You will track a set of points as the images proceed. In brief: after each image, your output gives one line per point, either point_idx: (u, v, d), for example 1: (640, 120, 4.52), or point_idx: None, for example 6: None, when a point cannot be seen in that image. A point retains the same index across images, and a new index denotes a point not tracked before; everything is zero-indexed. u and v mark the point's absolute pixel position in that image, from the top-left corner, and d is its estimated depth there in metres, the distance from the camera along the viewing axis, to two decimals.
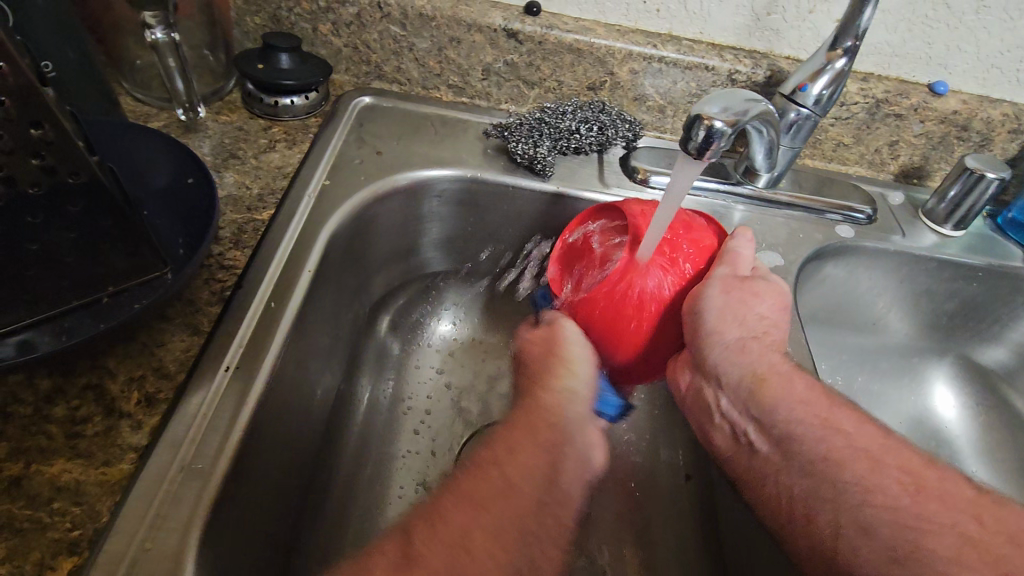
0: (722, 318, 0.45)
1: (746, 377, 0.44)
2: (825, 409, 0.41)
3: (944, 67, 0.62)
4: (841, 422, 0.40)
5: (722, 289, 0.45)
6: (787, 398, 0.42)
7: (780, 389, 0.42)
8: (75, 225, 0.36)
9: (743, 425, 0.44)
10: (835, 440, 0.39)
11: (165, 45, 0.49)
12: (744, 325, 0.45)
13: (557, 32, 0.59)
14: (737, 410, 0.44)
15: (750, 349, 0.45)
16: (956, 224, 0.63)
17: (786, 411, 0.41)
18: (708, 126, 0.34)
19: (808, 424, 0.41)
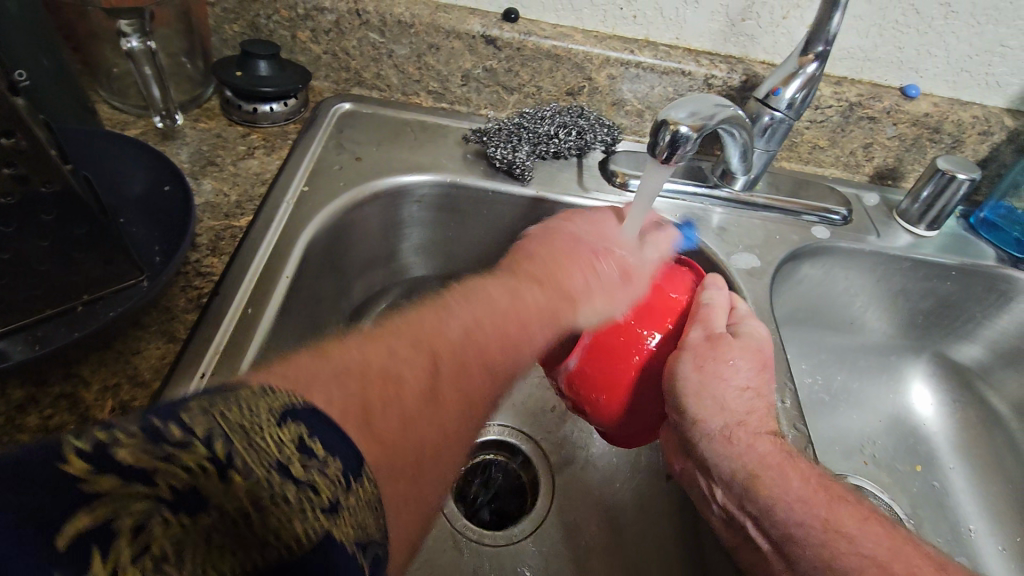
0: (703, 405, 0.42)
1: (738, 472, 0.40)
2: (824, 505, 0.38)
3: (915, 71, 0.63)
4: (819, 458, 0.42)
5: (694, 366, 0.43)
6: (785, 496, 0.39)
7: (777, 488, 0.39)
8: (48, 233, 0.36)
9: (742, 520, 0.40)
10: None
11: (140, 53, 0.49)
12: (724, 407, 0.42)
13: (535, 38, 0.60)
14: (734, 504, 0.41)
15: (736, 437, 0.41)
16: (929, 224, 0.65)
17: (784, 512, 0.38)
18: (674, 131, 0.34)
19: (809, 526, 0.37)
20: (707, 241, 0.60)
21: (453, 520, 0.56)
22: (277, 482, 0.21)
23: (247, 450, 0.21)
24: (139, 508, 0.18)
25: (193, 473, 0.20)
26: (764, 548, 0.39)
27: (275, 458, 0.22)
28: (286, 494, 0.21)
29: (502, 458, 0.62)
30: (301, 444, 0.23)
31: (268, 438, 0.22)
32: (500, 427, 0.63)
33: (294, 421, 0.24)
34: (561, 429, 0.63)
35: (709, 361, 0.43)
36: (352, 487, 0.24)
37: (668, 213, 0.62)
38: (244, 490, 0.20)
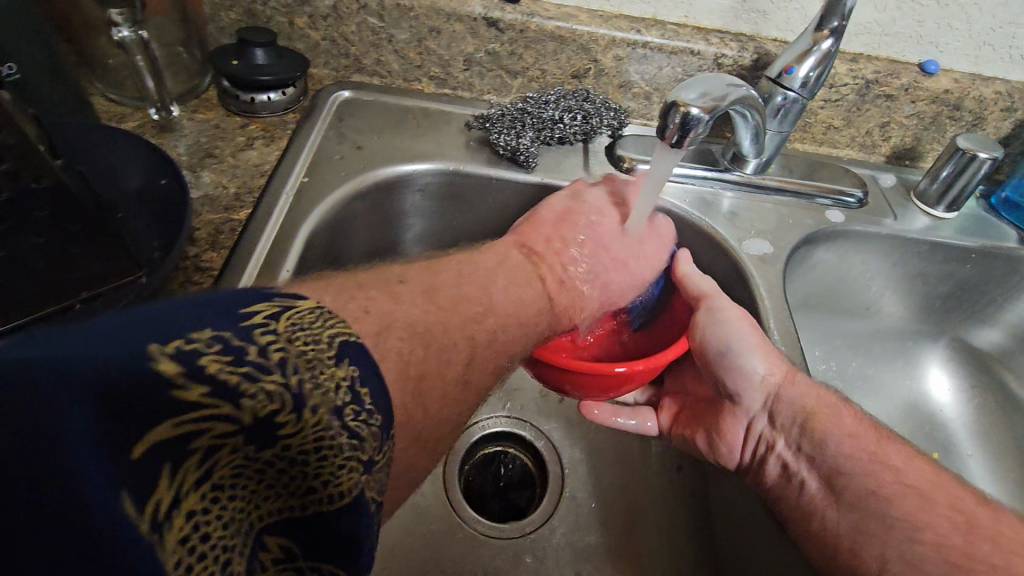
0: (767, 360, 0.46)
1: (799, 414, 0.45)
2: (873, 441, 0.42)
3: (935, 45, 0.60)
4: (889, 456, 0.41)
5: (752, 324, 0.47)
6: (836, 432, 0.43)
7: (830, 424, 0.44)
8: (44, 232, 0.36)
9: (797, 465, 0.44)
10: (858, 443, 0.42)
11: (133, 43, 0.48)
12: (780, 361, 0.46)
13: (539, 19, 0.58)
14: (792, 450, 0.45)
15: (800, 382, 0.46)
16: (948, 205, 0.62)
17: (835, 444, 0.43)
18: (684, 113, 0.33)
19: (858, 459, 0.41)
20: (717, 226, 0.59)
21: (467, 522, 0.55)
22: (335, 429, 0.21)
23: (317, 392, 0.21)
24: (221, 429, 0.18)
25: (277, 402, 0.20)
26: (811, 489, 0.43)
27: (333, 402, 0.22)
28: (343, 447, 0.21)
29: (505, 448, 0.62)
30: (354, 389, 0.23)
31: (328, 380, 0.22)
32: (501, 417, 0.62)
33: (349, 362, 0.23)
34: (571, 420, 0.62)
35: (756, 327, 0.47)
36: (387, 450, 0.24)
37: (678, 198, 0.60)
38: (307, 429, 0.21)
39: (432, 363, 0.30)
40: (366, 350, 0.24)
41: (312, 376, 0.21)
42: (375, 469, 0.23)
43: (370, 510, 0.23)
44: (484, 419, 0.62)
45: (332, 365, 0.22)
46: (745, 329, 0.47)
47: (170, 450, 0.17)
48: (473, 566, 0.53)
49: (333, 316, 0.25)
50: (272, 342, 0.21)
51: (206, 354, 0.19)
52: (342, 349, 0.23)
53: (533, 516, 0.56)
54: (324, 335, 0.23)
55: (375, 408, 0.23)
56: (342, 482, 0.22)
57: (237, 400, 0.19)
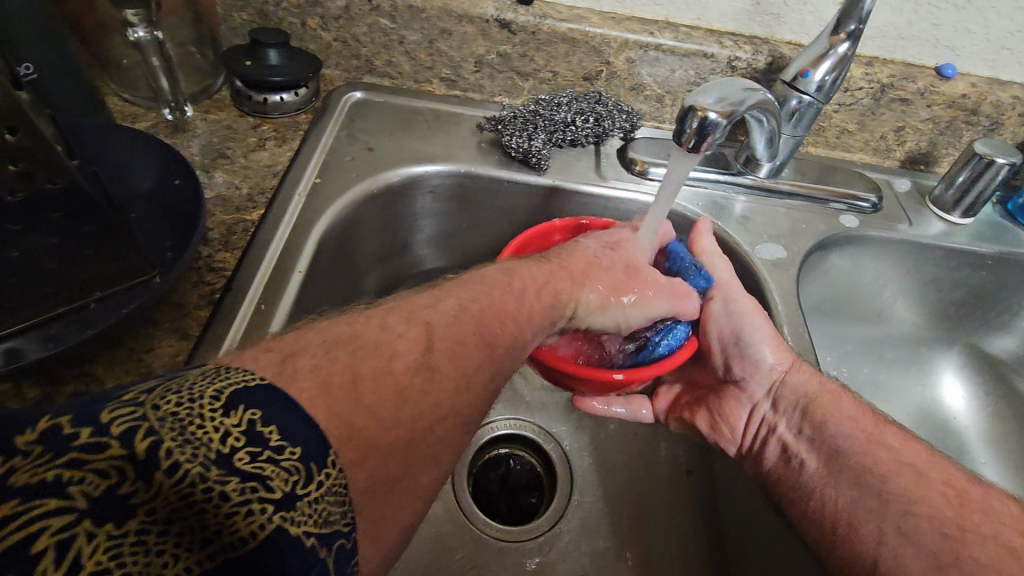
0: (772, 344, 0.47)
1: (801, 399, 0.46)
2: (873, 427, 0.43)
3: (952, 49, 0.60)
4: (887, 438, 0.42)
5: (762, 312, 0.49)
6: (837, 415, 0.44)
7: (831, 409, 0.45)
8: (56, 231, 0.36)
9: (798, 447, 0.45)
10: (856, 424, 0.43)
11: (148, 44, 0.48)
12: (789, 351, 0.48)
13: (551, 21, 0.58)
14: (793, 432, 0.45)
15: (802, 367, 0.47)
16: (964, 211, 0.62)
17: (835, 425, 0.44)
18: (702, 117, 0.33)
19: (855, 439, 0.42)
20: (730, 230, 0.58)
21: (475, 525, 0.55)
22: (215, 478, 0.20)
23: (177, 451, 0.20)
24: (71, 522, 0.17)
25: (117, 475, 0.18)
26: (812, 469, 0.43)
27: (215, 454, 0.20)
28: (229, 493, 0.20)
29: (514, 450, 0.62)
30: (249, 432, 0.22)
31: (210, 433, 0.21)
32: (510, 420, 0.62)
33: (243, 406, 0.22)
34: (580, 424, 0.62)
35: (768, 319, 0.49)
36: (315, 480, 0.22)
37: (690, 202, 0.60)
38: (167, 493, 0.19)
39: (359, 368, 0.28)
40: (264, 390, 0.24)
41: (177, 439, 0.20)
42: (296, 503, 0.21)
43: (303, 544, 0.21)
44: (493, 422, 0.62)
45: (214, 415, 0.22)
46: (759, 320, 0.48)
47: (11, 557, 0.16)
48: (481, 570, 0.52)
49: (230, 370, 0.24)
50: (124, 416, 0.20)
51: (21, 465, 0.17)
52: (232, 399, 0.22)
53: (540, 520, 0.56)
54: (206, 391, 0.22)
55: (282, 441, 0.22)
56: (241, 526, 0.19)
57: (65, 489, 0.17)
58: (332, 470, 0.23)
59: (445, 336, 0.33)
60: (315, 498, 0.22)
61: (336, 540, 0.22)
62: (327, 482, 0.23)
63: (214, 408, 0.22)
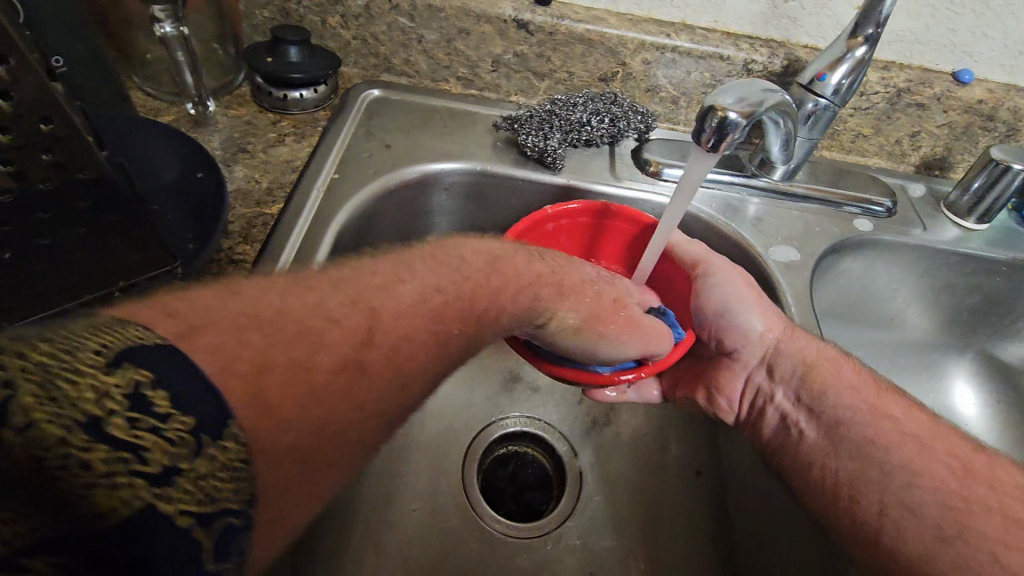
0: (760, 314, 0.48)
1: (798, 367, 0.46)
2: (874, 396, 0.44)
3: (969, 55, 0.60)
4: (891, 409, 0.42)
5: (747, 283, 0.49)
6: (836, 383, 0.45)
7: (830, 377, 0.45)
8: (84, 221, 0.36)
9: (797, 415, 0.46)
10: (858, 396, 0.44)
11: (174, 39, 0.49)
12: (777, 319, 0.48)
13: (568, 22, 0.58)
14: (791, 401, 0.46)
15: (796, 335, 0.47)
16: (980, 217, 0.61)
17: (835, 396, 0.44)
18: (722, 117, 0.33)
19: (857, 410, 0.43)
20: (744, 232, 0.58)
21: (486, 521, 0.55)
22: (83, 443, 0.19)
23: (38, 409, 0.19)
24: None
25: None
26: (811, 439, 0.44)
27: (85, 417, 0.19)
28: (92, 462, 0.19)
29: (523, 448, 0.62)
30: (134, 394, 0.21)
31: (85, 391, 0.20)
32: (521, 417, 0.63)
33: (131, 366, 0.21)
34: (590, 422, 0.62)
35: (753, 288, 0.49)
36: (208, 453, 0.21)
37: (704, 203, 0.60)
38: (20, 453, 0.18)
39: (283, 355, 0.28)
40: (163, 349, 0.23)
41: (46, 403, 0.19)
42: (177, 479, 0.20)
43: (177, 527, 0.20)
44: (504, 419, 0.62)
45: (99, 375, 0.21)
46: (746, 289, 0.49)
47: None
48: (491, 566, 0.52)
49: (129, 327, 0.23)
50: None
51: None
52: (119, 355, 0.21)
53: (549, 518, 0.56)
54: (92, 343, 0.21)
55: (171, 409, 0.21)
56: (106, 501, 0.18)
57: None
58: (230, 442, 0.22)
59: (387, 327, 0.34)
60: (205, 473, 0.21)
61: (228, 522, 0.21)
62: (222, 459, 0.22)
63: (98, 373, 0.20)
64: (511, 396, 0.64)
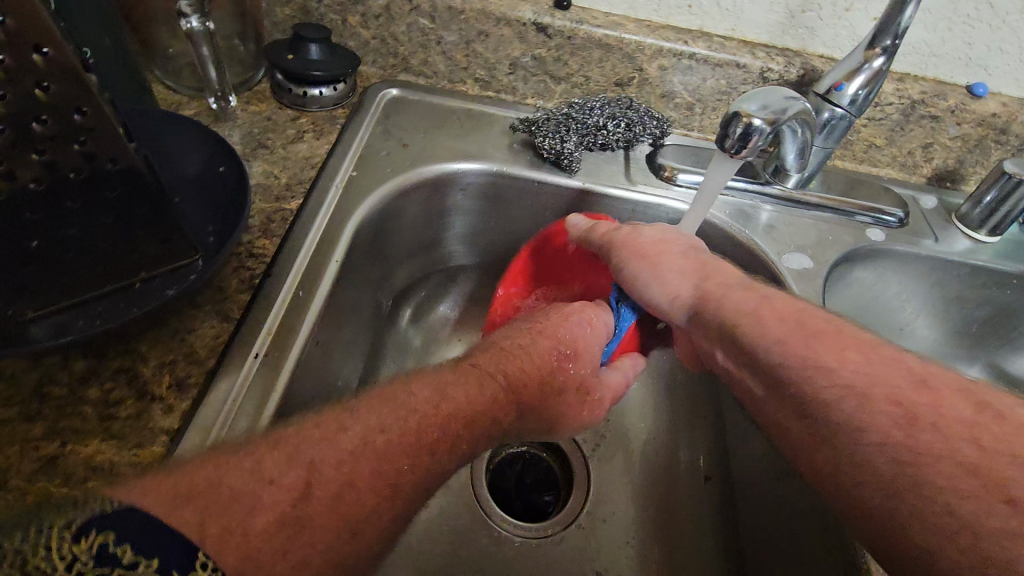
0: (667, 281, 0.47)
1: (721, 320, 0.43)
2: (800, 343, 0.39)
3: (984, 68, 0.60)
4: (825, 356, 0.37)
5: (642, 258, 0.48)
6: (761, 338, 0.40)
7: (748, 328, 0.41)
8: (112, 211, 0.37)
9: (739, 375, 0.42)
10: (786, 346, 0.39)
11: (200, 34, 0.49)
12: (684, 277, 0.47)
13: (587, 27, 0.59)
14: (730, 360, 0.43)
15: (706, 289, 0.45)
16: (991, 229, 0.62)
17: (765, 348, 0.40)
18: (747, 123, 0.33)
19: (793, 360, 0.38)
20: (756, 239, 0.59)
21: (493, 522, 0.55)
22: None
23: None
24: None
25: None
26: (761, 401, 0.40)
27: None
28: None
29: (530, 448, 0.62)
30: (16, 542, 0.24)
31: None
32: None
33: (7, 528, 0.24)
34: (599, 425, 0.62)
35: (647, 258, 0.48)
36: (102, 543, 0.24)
37: (718, 209, 0.60)
38: None
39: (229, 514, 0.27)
40: (124, 512, 0.25)
41: None
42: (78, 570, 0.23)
43: None
44: None
45: None
46: (640, 269, 0.48)
47: None
48: (498, 565, 0.53)
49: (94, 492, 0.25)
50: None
51: None
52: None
53: (557, 519, 0.56)
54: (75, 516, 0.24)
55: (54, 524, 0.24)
56: None
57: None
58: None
59: (330, 470, 0.30)
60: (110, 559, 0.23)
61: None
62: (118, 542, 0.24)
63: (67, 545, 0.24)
64: None
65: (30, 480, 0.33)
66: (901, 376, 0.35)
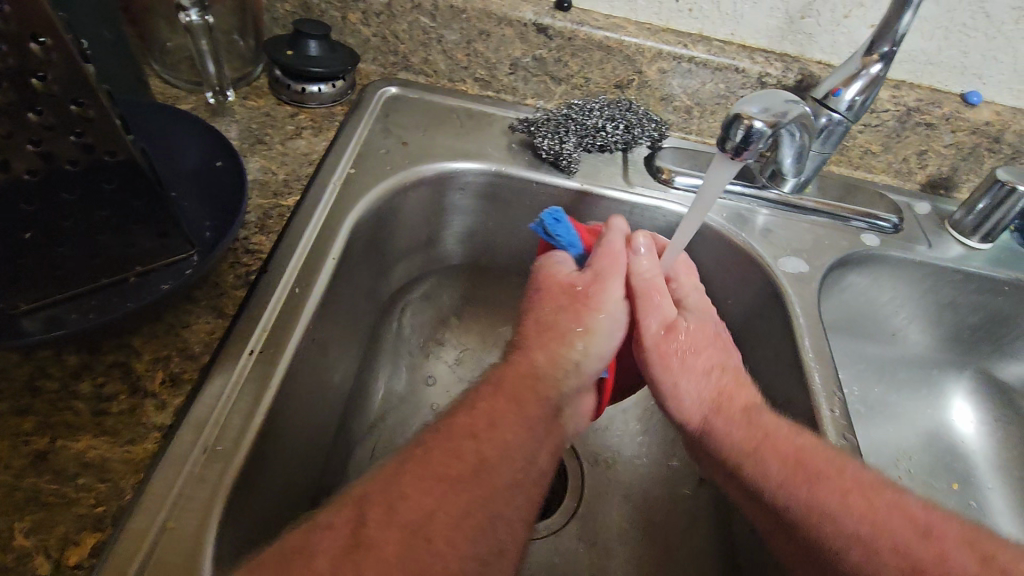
0: (682, 388, 0.45)
1: (730, 457, 0.42)
2: (802, 487, 0.38)
3: (979, 77, 0.61)
4: (827, 503, 0.37)
5: (659, 359, 0.45)
6: (765, 482, 0.40)
7: (754, 470, 0.41)
8: (109, 203, 0.36)
9: (746, 508, 0.42)
10: (791, 491, 0.39)
11: (199, 28, 0.49)
12: (705, 393, 0.45)
13: (588, 29, 0.59)
14: (740, 495, 0.42)
15: (719, 412, 0.44)
16: (983, 237, 0.62)
17: (770, 493, 0.40)
18: (748, 126, 0.34)
19: (796, 505, 0.38)
20: (753, 243, 0.59)
21: None
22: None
23: None
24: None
25: None
26: (768, 534, 0.41)
27: None
28: None
29: None
30: None
31: None
32: None
33: None
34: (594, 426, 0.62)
35: (665, 364, 0.45)
36: None
37: (714, 212, 0.61)
38: None
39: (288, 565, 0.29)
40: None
41: None
42: None
43: None
44: None
45: None
46: (655, 375, 0.45)
47: None
48: None
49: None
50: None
51: None
52: None
53: (549, 522, 0.55)
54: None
55: None
56: None
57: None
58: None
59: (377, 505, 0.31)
60: None
61: None
62: None
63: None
64: None
65: (20, 476, 0.32)
66: (905, 527, 0.36)
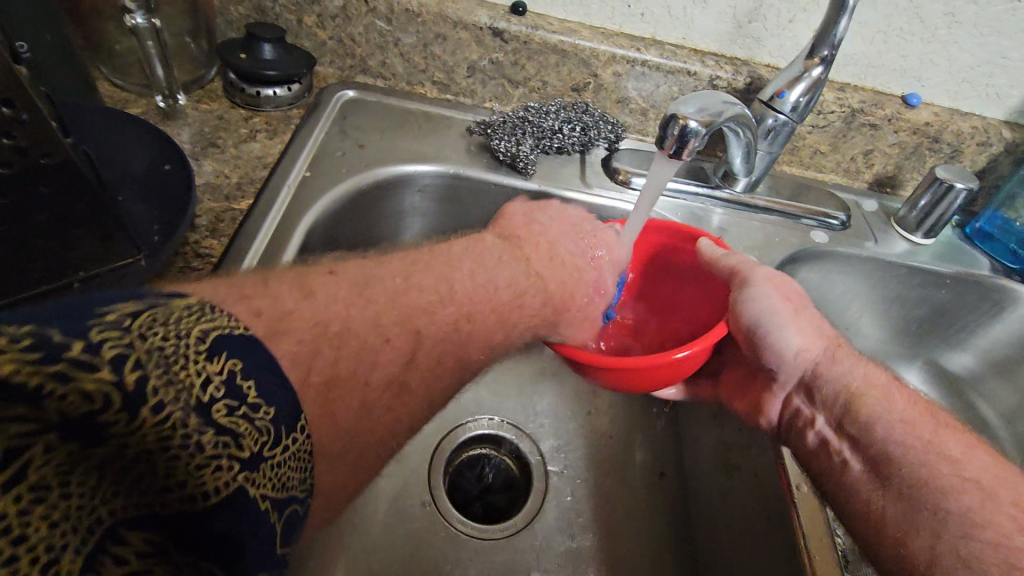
0: (802, 333, 0.46)
1: (842, 392, 0.44)
2: (928, 430, 0.41)
3: (918, 80, 0.64)
4: (944, 447, 0.39)
5: (784, 298, 0.45)
6: (885, 415, 0.42)
7: (878, 405, 0.43)
8: (46, 208, 0.36)
9: (841, 446, 0.43)
10: (910, 430, 0.41)
11: (145, 29, 0.49)
12: (818, 335, 0.46)
13: (543, 33, 0.60)
14: (833, 427, 0.44)
15: (839, 358, 0.46)
16: (926, 232, 0.65)
17: (884, 428, 0.41)
18: (683, 125, 0.35)
19: (909, 444, 0.40)
20: None
21: (450, 523, 0.56)
22: (195, 426, 0.21)
23: (159, 379, 0.21)
24: (18, 430, 0.17)
25: (102, 401, 0.19)
26: (855, 469, 0.42)
27: (197, 399, 0.22)
28: (203, 444, 0.21)
29: (491, 451, 0.62)
30: (230, 381, 0.23)
31: (191, 376, 0.22)
32: (492, 419, 0.63)
33: (224, 354, 0.23)
34: (558, 424, 0.63)
35: (790, 304, 0.46)
36: (282, 441, 0.24)
37: (669, 212, 0.62)
38: (150, 422, 0.20)
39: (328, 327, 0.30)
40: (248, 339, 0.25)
41: (167, 381, 0.21)
42: (262, 464, 0.23)
43: (257, 506, 0.22)
44: (474, 420, 0.62)
45: (203, 362, 0.22)
46: (779, 309, 0.45)
47: None
48: (453, 565, 0.53)
49: (208, 310, 0.25)
50: (112, 336, 0.20)
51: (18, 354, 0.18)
52: (215, 343, 0.23)
53: (514, 520, 0.57)
54: (187, 330, 0.23)
55: (259, 399, 0.23)
56: (206, 480, 0.21)
57: (39, 402, 0.18)
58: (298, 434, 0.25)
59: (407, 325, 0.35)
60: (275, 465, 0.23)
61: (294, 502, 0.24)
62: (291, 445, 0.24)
63: (196, 334, 0.23)
64: (479, 397, 0.63)
65: None
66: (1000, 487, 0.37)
